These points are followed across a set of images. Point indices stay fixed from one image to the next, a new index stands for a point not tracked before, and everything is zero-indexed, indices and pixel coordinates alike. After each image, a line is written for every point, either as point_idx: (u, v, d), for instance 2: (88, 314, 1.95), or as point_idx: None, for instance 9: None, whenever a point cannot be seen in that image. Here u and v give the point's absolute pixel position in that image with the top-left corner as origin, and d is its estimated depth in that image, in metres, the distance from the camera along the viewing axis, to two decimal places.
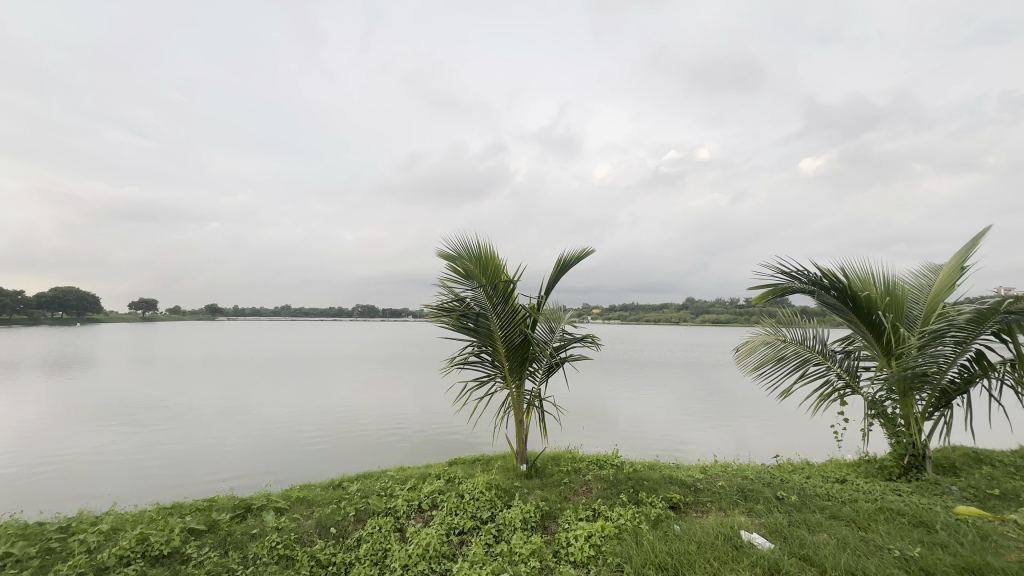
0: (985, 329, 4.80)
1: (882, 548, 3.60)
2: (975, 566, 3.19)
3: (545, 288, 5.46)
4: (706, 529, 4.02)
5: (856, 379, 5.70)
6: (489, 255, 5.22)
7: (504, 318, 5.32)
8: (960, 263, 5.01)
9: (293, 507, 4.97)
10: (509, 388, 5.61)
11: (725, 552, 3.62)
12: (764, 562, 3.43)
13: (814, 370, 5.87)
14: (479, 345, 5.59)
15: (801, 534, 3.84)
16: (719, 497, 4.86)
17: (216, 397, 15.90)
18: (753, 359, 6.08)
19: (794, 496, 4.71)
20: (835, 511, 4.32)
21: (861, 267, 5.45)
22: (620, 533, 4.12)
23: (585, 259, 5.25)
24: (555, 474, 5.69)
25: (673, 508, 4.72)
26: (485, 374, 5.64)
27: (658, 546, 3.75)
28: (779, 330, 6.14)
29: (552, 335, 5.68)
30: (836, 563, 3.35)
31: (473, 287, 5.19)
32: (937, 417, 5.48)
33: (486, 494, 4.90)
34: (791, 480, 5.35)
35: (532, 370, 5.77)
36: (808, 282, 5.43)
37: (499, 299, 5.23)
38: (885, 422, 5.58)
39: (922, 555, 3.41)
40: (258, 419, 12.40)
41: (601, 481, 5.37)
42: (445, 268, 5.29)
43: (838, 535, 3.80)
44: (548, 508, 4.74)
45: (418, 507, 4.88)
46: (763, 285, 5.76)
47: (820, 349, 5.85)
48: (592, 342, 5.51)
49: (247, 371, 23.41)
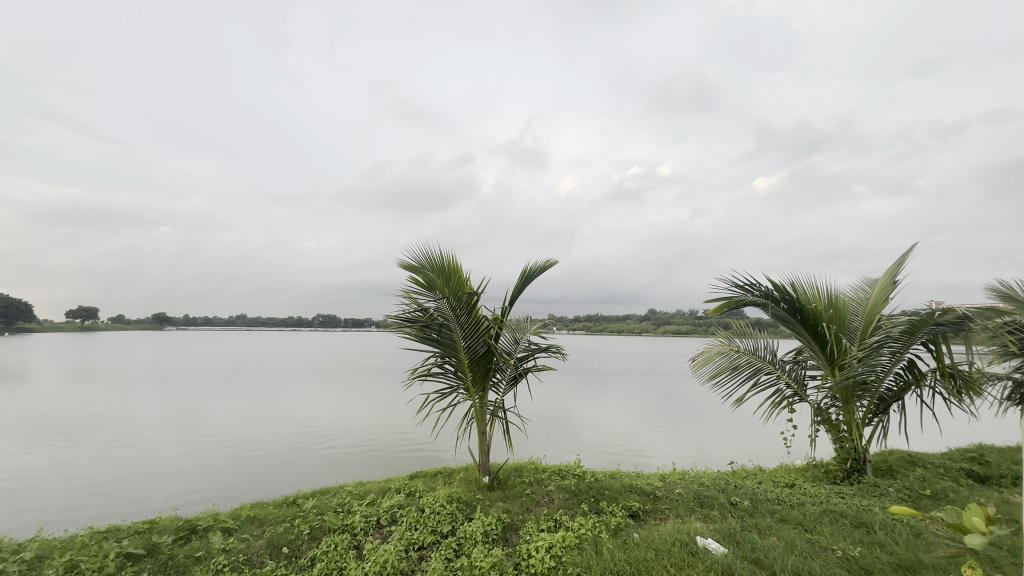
0: (916, 340, 5.22)
1: (826, 549, 3.77)
2: (910, 565, 3.40)
3: (509, 299, 5.48)
4: (664, 536, 4.11)
5: (804, 387, 6.00)
6: (452, 266, 5.23)
7: (467, 329, 5.30)
8: (892, 278, 5.41)
9: (243, 526, 4.73)
10: (472, 399, 5.59)
11: (681, 557, 3.71)
12: (718, 566, 3.54)
13: (766, 379, 6.16)
14: (442, 356, 5.53)
15: (752, 538, 3.98)
16: (676, 504, 4.98)
17: (160, 412, 14.93)
18: (709, 369, 6.24)
19: (747, 501, 4.88)
20: (785, 515, 4.50)
21: (807, 281, 5.77)
22: (580, 543, 4.15)
23: (548, 269, 5.32)
24: (517, 485, 5.68)
25: (632, 516, 4.80)
26: (448, 385, 5.59)
27: (617, 554, 3.80)
28: (733, 341, 6.36)
29: (516, 345, 5.75)
30: (784, 565, 3.49)
31: (437, 297, 5.15)
32: (876, 423, 5.80)
33: (447, 508, 4.83)
34: (744, 486, 5.54)
35: (496, 381, 5.76)
36: (760, 294, 5.69)
37: (462, 310, 5.21)
38: (829, 428, 5.87)
39: (862, 554, 3.60)
40: (206, 435, 11.73)
41: (563, 491, 5.40)
42: (407, 279, 5.22)
43: (786, 538, 3.96)
44: (510, 520, 4.72)
45: (377, 522, 4.75)
46: (718, 298, 5.98)
47: (771, 359, 6.13)
48: (556, 351, 5.56)
49: (196, 383, 22.23)
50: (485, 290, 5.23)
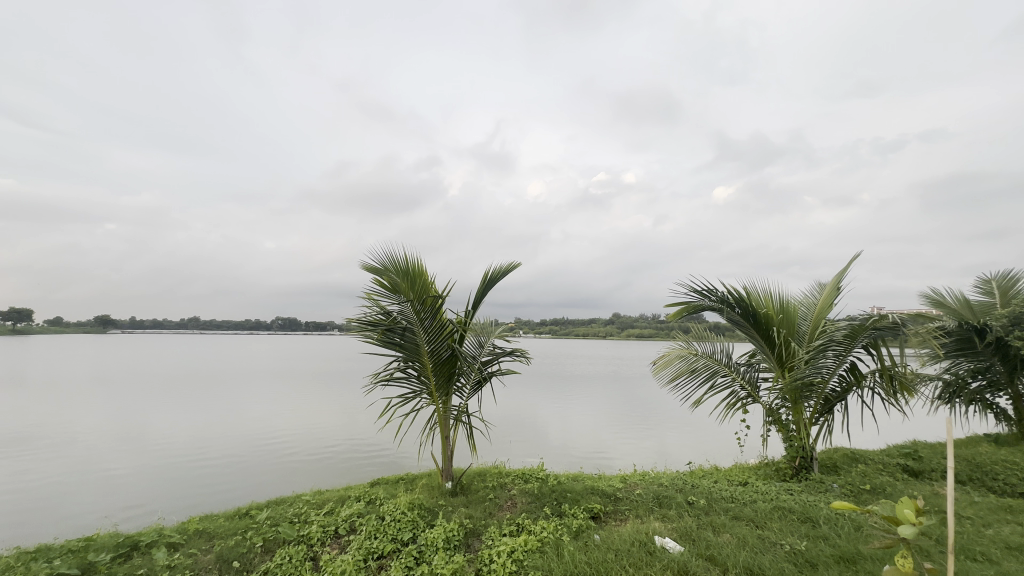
0: (857, 344, 5.56)
1: (775, 544, 3.94)
2: (851, 556, 3.60)
3: (473, 303, 5.48)
4: (624, 536, 4.19)
5: (757, 389, 6.26)
6: (418, 269, 5.18)
7: (431, 333, 5.25)
8: (836, 285, 5.73)
9: (190, 541, 4.49)
10: (435, 404, 5.53)
11: (640, 557, 3.79)
12: (675, 565, 3.63)
13: (722, 382, 6.39)
14: (405, 361, 5.45)
15: (707, 536, 4.11)
16: (636, 505, 5.09)
17: (100, 421, 13.98)
18: (668, 372, 6.41)
19: (703, 500, 5.05)
20: (738, 512, 4.68)
21: (760, 286, 6.03)
22: (542, 546, 4.17)
23: (512, 272, 5.34)
24: (480, 490, 5.65)
25: (594, 518, 4.88)
26: (411, 390, 5.50)
27: (578, 556, 3.84)
28: (691, 344, 6.56)
29: (481, 349, 5.70)
30: (736, 561, 3.62)
31: (401, 300, 5.08)
32: (822, 422, 6.11)
33: (409, 515, 4.75)
34: (700, 485, 5.73)
35: (459, 385, 5.72)
36: (716, 299, 5.92)
37: (426, 314, 5.16)
38: (780, 428, 6.15)
39: (808, 548, 3.79)
40: (152, 445, 11.08)
41: (526, 495, 5.41)
42: (371, 281, 5.12)
43: (738, 535, 4.12)
44: (472, 525, 4.69)
45: (335, 532, 4.62)
46: (678, 302, 6.17)
47: (726, 362, 6.37)
48: (521, 355, 5.59)
49: (143, 390, 20.99)
50: (450, 293, 5.20)
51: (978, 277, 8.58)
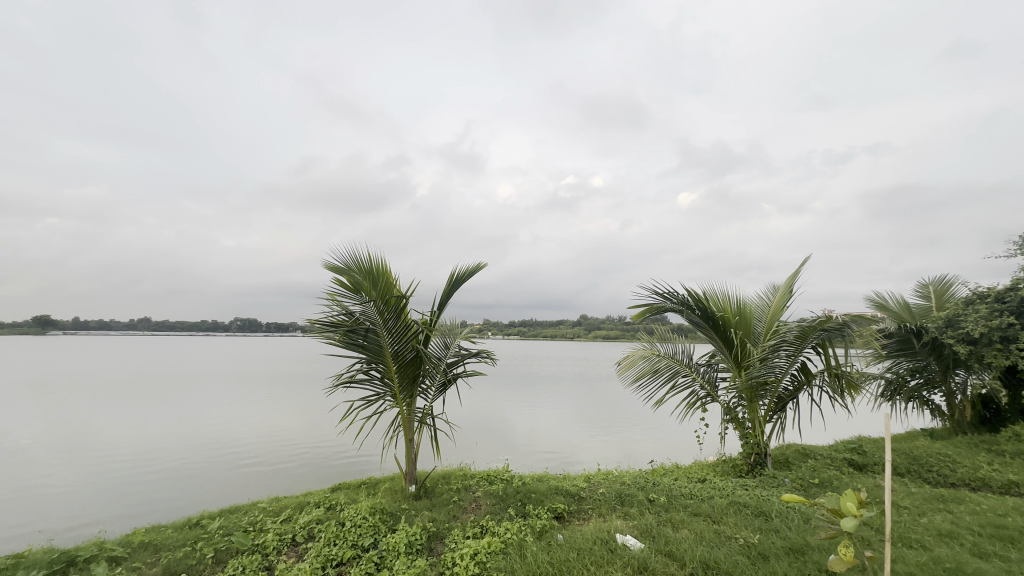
0: (807, 344, 5.85)
1: (730, 538, 4.09)
2: (800, 547, 3.77)
3: (439, 304, 5.43)
4: (586, 535, 4.23)
5: (715, 388, 6.47)
6: (382, 268, 5.10)
7: (395, 334, 5.17)
8: (789, 288, 5.99)
9: (134, 554, 4.24)
10: (399, 406, 5.45)
11: (601, 555, 3.84)
12: (635, 562, 3.70)
13: (683, 381, 6.56)
14: (369, 362, 5.33)
15: (666, 532, 4.21)
16: (599, 503, 5.16)
17: (36, 428, 13.05)
18: (632, 372, 6.54)
19: (663, 497, 5.17)
20: (697, 508, 4.82)
21: (718, 289, 6.23)
22: (505, 547, 4.16)
23: (477, 273, 5.32)
24: (444, 492, 5.60)
25: (558, 518, 4.91)
26: (374, 393, 5.40)
27: (541, 557, 3.85)
28: (654, 345, 6.72)
29: (446, 350, 5.65)
30: (693, 556, 3.72)
31: (364, 301, 4.98)
32: (775, 420, 6.38)
33: (370, 520, 4.64)
34: (661, 482, 5.86)
35: (424, 387, 5.65)
36: (677, 301, 6.09)
37: (390, 314, 5.07)
38: (737, 425, 6.38)
39: (760, 541, 3.94)
40: (95, 453, 10.43)
41: (491, 497, 5.40)
42: (332, 281, 5.00)
43: (696, 530, 4.25)
44: (435, 528, 4.64)
45: (292, 540, 4.47)
46: (641, 304, 6.30)
47: (687, 362, 6.56)
48: (487, 356, 5.58)
49: (85, 395, 19.70)
50: (414, 293, 5.13)
51: (916, 282, 9.18)
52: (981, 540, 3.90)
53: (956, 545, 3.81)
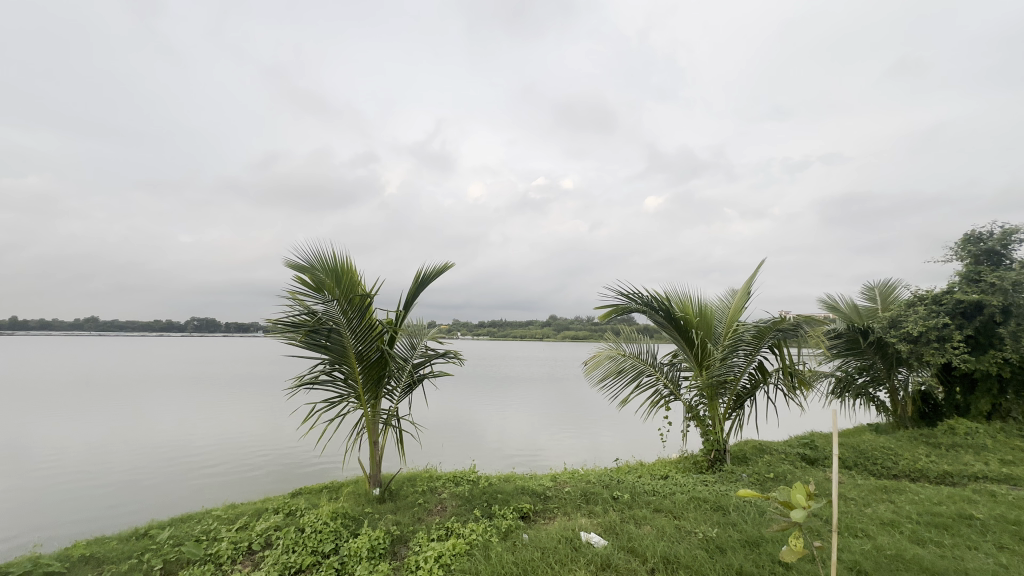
0: (763, 343, 6.09)
1: (690, 532, 4.20)
2: (755, 540, 3.91)
3: (405, 304, 5.34)
4: (551, 534, 4.26)
5: (678, 387, 6.64)
6: (345, 267, 4.99)
7: (360, 334, 5.05)
8: (747, 289, 6.21)
9: (73, 569, 3.98)
10: (363, 408, 5.34)
11: (565, 554, 3.88)
12: (599, 559, 3.75)
13: (647, 381, 6.69)
14: (332, 363, 5.19)
15: (629, 529, 4.29)
16: (564, 502, 5.20)
17: None
18: (598, 372, 6.62)
19: (627, 495, 5.26)
20: (659, 505, 4.93)
21: (682, 291, 6.39)
22: (470, 549, 4.13)
23: (444, 273, 5.27)
24: (409, 495, 5.52)
25: (523, 517, 4.92)
26: (337, 395, 5.26)
27: (505, 557, 3.85)
28: (620, 345, 6.83)
29: (412, 351, 5.57)
30: (654, 551, 3.80)
31: (326, 300, 4.84)
32: (734, 417, 6.60)
33: (331, 525, 4.52)
34: (625, 480, 5.97)
35: (389, 389, 5.56)
36: (642, 302, 6.22)
37: (354, 314, 4.96)
38: (698, 423, 6.57)
39: (718, 534, 4.07)
40: (32, 461, 9.75)
41: (456, 498, 5.35)
42: (293, 279, 4.84)
43: (657, 526, 4.35)
44: (399, 532, 4.56)
45: (248, 548, 4.30)
46: (607, 304, 6.39)
47: (651, 361, 6.70)
48: (454, 357, 5.54)
49: (20, 399, 18.35)
50: (379, 292, 5.03)
51: (863, 285, 9.70)
52: (918, 528, 4.15)
53: (896, 533, 4.04)
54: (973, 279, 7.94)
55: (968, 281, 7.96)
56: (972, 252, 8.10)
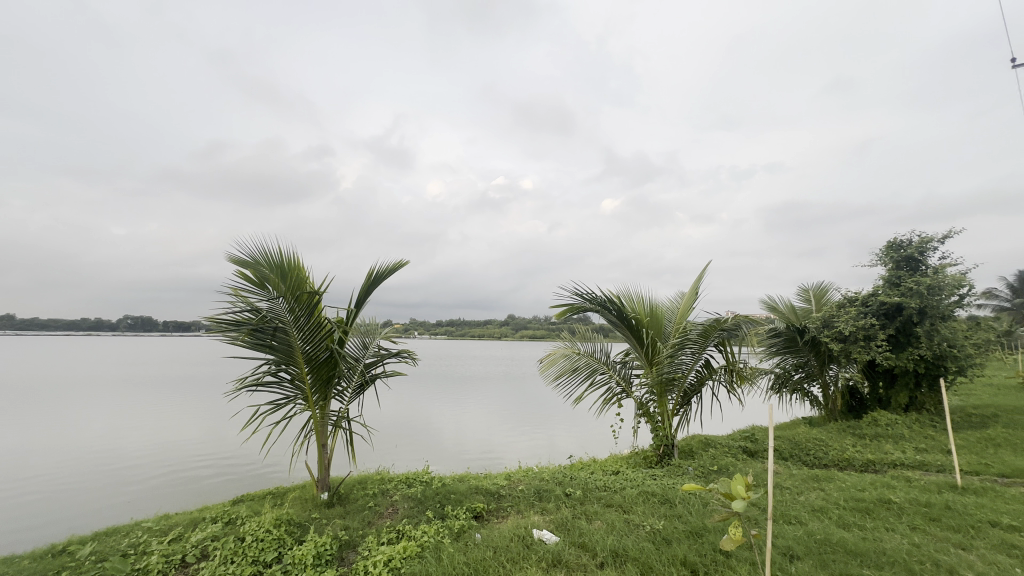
0: (709, 342, 6.37)
1: (639, 525, 4.33)
2: (698, 530, 4.08)
3: (356, 302, 5.18)
4: (504, 533, 4.26)
5: (630, 384, 6.82)
6: (293, 264, 4.79)
7: (308, 333, 4.86)
8: (695, 290, 6.47)
9: None
10: (311, 410, 5.14)
11: (517, 551, 3.89)
12: (550, 555, 3.79)
13: (601, 379, 6.82)
14: (278, 364, 4.96)
15: (580, 524, 4.36)
16: (518, 500, 5.23)
17: None
18: (554, 370, 6.70)
19: (579, 491, 5.35)
20: (609, 500, 5.04)
21: (634, 291, 6.57)
22: (422, 551, 4.06)
23: (399, 271, 5.16)
24: (359, 498, 5.36)
25: (476, 517, 4.90)
26: (283, 396, 5.03)
27: (457, 558, 3.82)
28: (575, 344, 6.94)
29: (364, 350, 5.43)
30: (604, 546, 3.88)
31: (272, 298, 4.62)
32: (682, 413, 6.86)
33: (274, 533, 4.32)
34: (578, 477, 6.07)
35: (340, 390, 5.38)
36: (596, 302, 6.35)
37: (302, 312, 4.76)
38: (648, 419, 6.77)
39: (664, 526, 4.21)
40: None
41: (409, 500, 5.26)
42: (236, 276, 4.59)
43: (607, 520, 4.45)
44: (348, 537, 4.42)
45: (181, 561, 4.03)
46: (563, 304, 6.48)
47: (605, 359, 6.84)
48: (408, 356, 5.43)
49: None
50: (329, 290, 4.85)
51: (800, 287, 10.35)
52: (844, 513, 4.47)
53: (826, 518, 4.33)
54: (894, 283, 8.65)
55: (891, 285, 8.66)
56: (894, 258, 8.81)
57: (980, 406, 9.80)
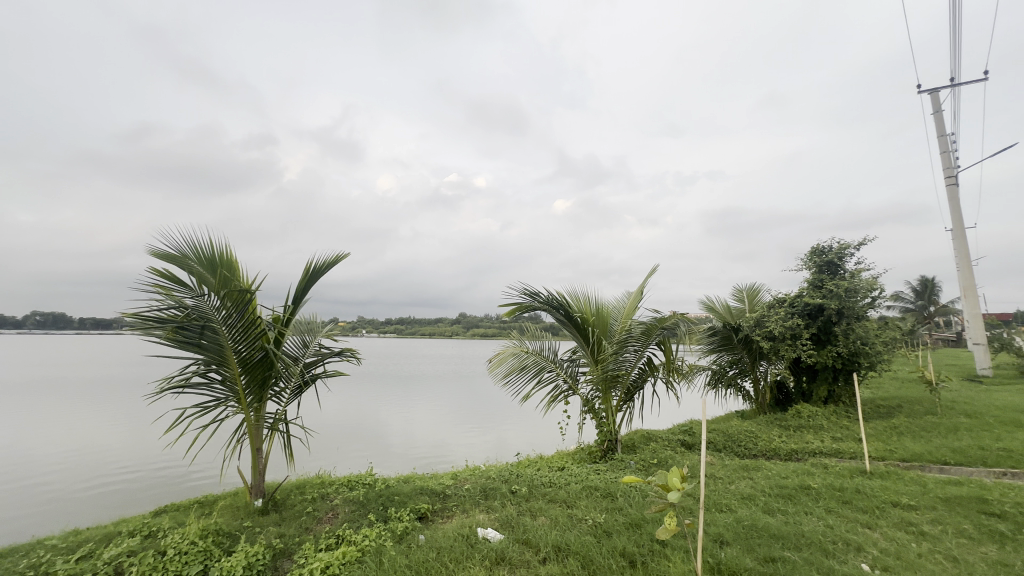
0: (651, 340, 6.62)
1: (581, 519, 4.42)
2: (637, 522, 4.23)
3: (292, 299, 4.95)
4: (448, 533, 4.21)
5: (576, 381, 6.94)
6: (224, 258, 4.52)
7: (240, 332, 4.57)
8: (640, 290, 6.69)
9: None
10: (245, 412, 4.84)
11: (461, 551, 3.86)
12: (494, 553, 3.79)
13: (548, 377, 6.90)
14: (207, 363, 4.64)
15: (524, 521, 4.39)
16: (463, 499, 5.19)
17: None
18: (502, 369, 6.69)
19: (525, 488, 5.39)
20: (554, 496, 5.12)
21: (582, 291, 6.71)
22: (362, 556, 3.94)
23: (338, 265, 4.97)
24: (296, 504, 5.12)
25: (420, 518, 4.81)
26: (214, 398, 4.71)
27: (399, 561, 3.74)
28: (524, 342, 6.97)
29: (304, 349, 5.21)
30: (547, 541, 3.93)
31: (200, 294, 4.32)
32: (625, 409, 7.08)
33: (201, 544, 4.04)
34: (524, 474, 6.11)
35: (277, 390, 5.11)
36: (544, 301, 6.43)
37: (234, 309, 4.47)
38: (593, 416, 6.94)
39: (605, 520, 4.32)
40: None
41: (350, 504, 5.09)
42: (159, 270, 4.26)
43: (551, 516, 4.52)
44: (283, 545, 4.21)
45: None
46: (510, 303, 6.51)
47: (552, 358, 6.92)
48: (350, 356, 5.22)
49: None
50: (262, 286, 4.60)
51: (734, 287, 10.98)
52: (769, 499, 4.79)
53: (753, 505, 4.62)
54: (817, 285, 9.36)
55: (814, 287, 9.37)
56: (817, 262, 9.54)
57: (887, 398, 10.81)
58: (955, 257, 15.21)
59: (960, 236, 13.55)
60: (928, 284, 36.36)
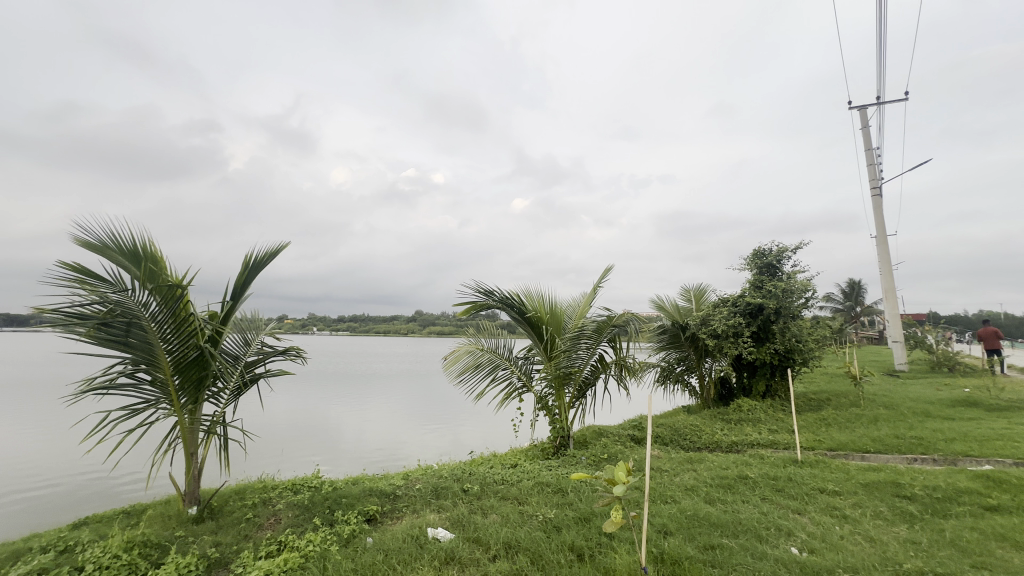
0: (602, 337, 6.81)
1: (532, 516, 4.46)
2: (586, 516, 4.32)
3: (233, 293, 4.68)
4: (397, 534, 4.13)
5: (531, 379, 6.97)
6: (154, 251, 4.23)
7: (172, 329, 4.27)
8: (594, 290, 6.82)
9: None
10: (179, 415, 4.52)
11: (410, 552, 3.80)
12: (443, 553, 3.75)
13: (503, 374, 6.90)
14: (135, 363, 4.30)
15: (475, 519, 4.38)
16: (413, 500, 5.10)
17: None
18: (457, 367, 6.62)
19: (477, 486, 5.37)
20: (506, 493, 5.13)
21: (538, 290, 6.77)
22: (305, 562, 3.79)
23: (280, 255, 4.76)
24: (235, 511, 4.85)
25: (368, 521, 4.69)
26: (143, 400, 4.37)
27: (344, 565, 3.63)
28: (479, 340, 6.93)
29: (246, 347, 4.98)
30: (498, 539, 3.94)
31: (127, 288, 4.00)
32: (577, 406, 7.18)
33: (126, 557, 3.75)
34: (476, 472, 6.09)
35: (215, 391, 4.82)
36: (499, 299, 6.44)
37: (165, 305, 4.18)
38: (547, 412, 7.00)
39: (556, 515, 4.38)
40: None
41: (294, 508, 4.88)
42: (79, 262, 3.91)
43: (502, 513, 4.53)
44: (219, 554, 3.98)
45: None
46: (465, 302, 6.45)
47: (507, 355, 6.95)
48: (295, 354, 4.97)
49: None
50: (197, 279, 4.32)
51: (683, 287, 11.42)
52: (710, 489, 5.02)
53: (695, 496, 4.83)
54: (758, 286, 9.88)
55: (755, 288, 9.88)
56: (758, 264, 10.07)
57: (818, 392, 11.60)
58: (878, 263, 16.52)
59: (882, 243, 14.74)
60: (856, 286, 39.29)
